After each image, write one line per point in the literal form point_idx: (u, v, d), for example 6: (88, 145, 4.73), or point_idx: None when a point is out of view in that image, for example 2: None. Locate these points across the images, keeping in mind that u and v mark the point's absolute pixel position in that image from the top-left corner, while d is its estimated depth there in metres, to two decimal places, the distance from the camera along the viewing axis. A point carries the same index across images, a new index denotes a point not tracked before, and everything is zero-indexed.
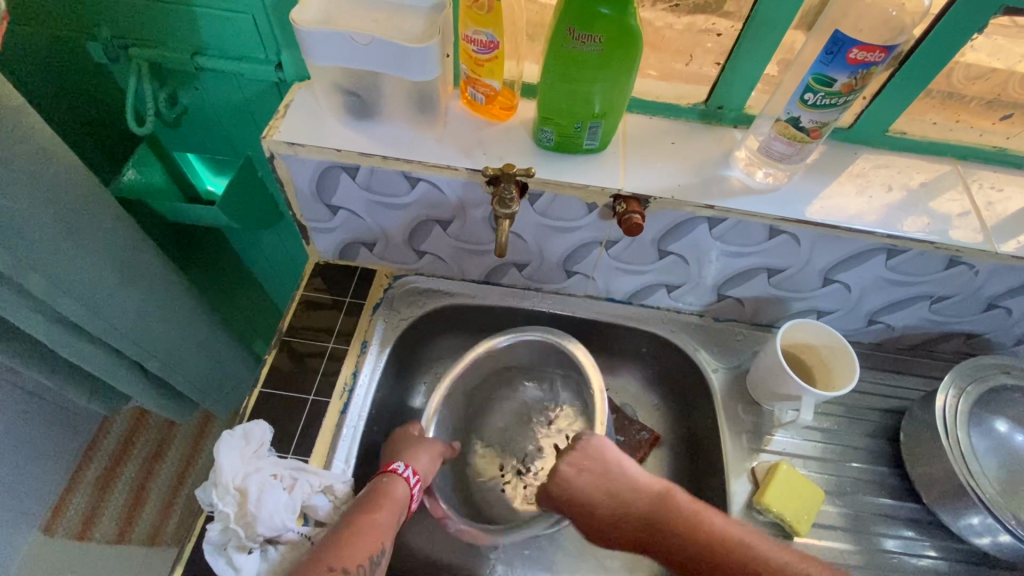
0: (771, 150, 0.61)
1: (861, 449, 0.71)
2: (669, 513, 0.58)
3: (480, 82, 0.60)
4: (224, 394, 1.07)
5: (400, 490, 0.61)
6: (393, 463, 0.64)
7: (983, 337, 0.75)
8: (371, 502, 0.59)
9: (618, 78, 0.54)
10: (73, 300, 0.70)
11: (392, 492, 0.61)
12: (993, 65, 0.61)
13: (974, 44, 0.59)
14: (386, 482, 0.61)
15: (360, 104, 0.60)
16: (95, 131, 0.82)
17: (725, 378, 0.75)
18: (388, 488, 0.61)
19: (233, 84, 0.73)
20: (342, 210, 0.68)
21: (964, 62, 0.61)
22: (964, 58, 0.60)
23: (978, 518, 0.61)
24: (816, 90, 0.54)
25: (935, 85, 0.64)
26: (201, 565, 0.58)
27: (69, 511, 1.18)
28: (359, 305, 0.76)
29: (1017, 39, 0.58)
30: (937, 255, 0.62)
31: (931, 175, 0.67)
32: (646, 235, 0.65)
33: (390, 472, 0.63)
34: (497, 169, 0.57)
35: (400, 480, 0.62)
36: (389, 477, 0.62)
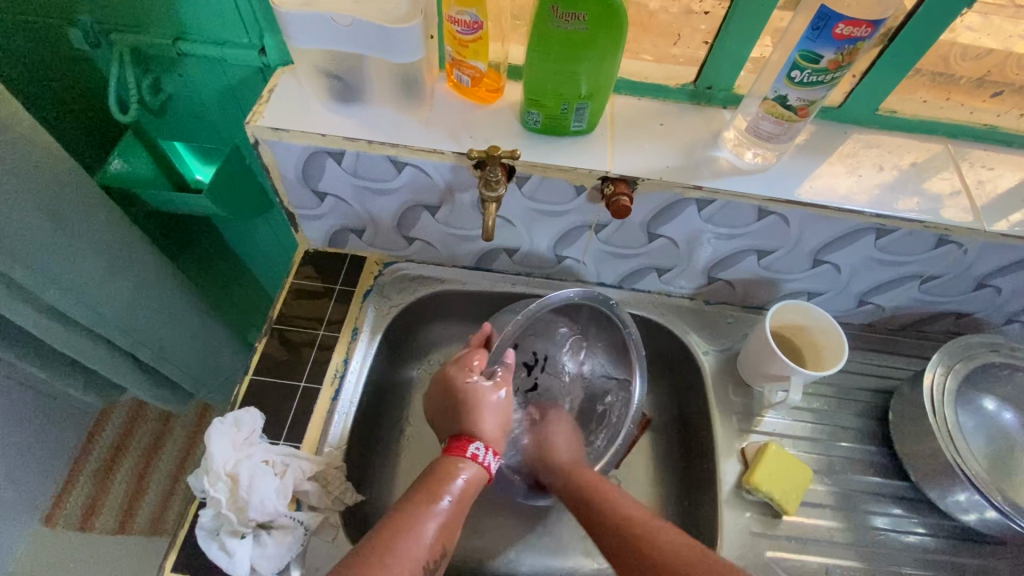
0: (759, 129, 0.60)
1: (850, 429, 0.72)
2: (570, 481, 0.66)
3: (466, 64, 0.59)
4: (218, 383, 1.08)
5: (476, 477, 0.58)
6: (472, 442, 0.59)
7: (973, 317, 0.75)
8: (437, 489, 0.55)
9: (605, 58, 0.54)
10: (61, 290, 0.70)
11: (463, 480, 0.57)
12: (992, 45, 0.61)
13: (967, 20, 0.59)
14: (458, 467, 0.58)
15: (344, 87, 0.59)
16: (80, 120, 0.81)
17: (716, 361, 0.75)
18: (458, 476, 0.57)
19: (216, 70, 0.72)
20: (329, 196, 0.68)
21: (962, 40, 0.61)
22: (955, 35, 0.60)
23: (965, 495, 0.62)
24: (803, 68, 0.53)
25: (925, 65, 0.63)
26: (196, 549, 0.58)
27: (69, 503, 1.18)
28: (349, 293, 0.76)
29: (1011, 18, 0.58)
30: (926, 235, 0.62)
31: (922, 155, 0.66)
32: (635, 218, 0.65)
33: (465, 457, 0.58)
34: (482, 152, 0.56)
35: (475, 466, 0.58)
36: (463, 463, 0.58)
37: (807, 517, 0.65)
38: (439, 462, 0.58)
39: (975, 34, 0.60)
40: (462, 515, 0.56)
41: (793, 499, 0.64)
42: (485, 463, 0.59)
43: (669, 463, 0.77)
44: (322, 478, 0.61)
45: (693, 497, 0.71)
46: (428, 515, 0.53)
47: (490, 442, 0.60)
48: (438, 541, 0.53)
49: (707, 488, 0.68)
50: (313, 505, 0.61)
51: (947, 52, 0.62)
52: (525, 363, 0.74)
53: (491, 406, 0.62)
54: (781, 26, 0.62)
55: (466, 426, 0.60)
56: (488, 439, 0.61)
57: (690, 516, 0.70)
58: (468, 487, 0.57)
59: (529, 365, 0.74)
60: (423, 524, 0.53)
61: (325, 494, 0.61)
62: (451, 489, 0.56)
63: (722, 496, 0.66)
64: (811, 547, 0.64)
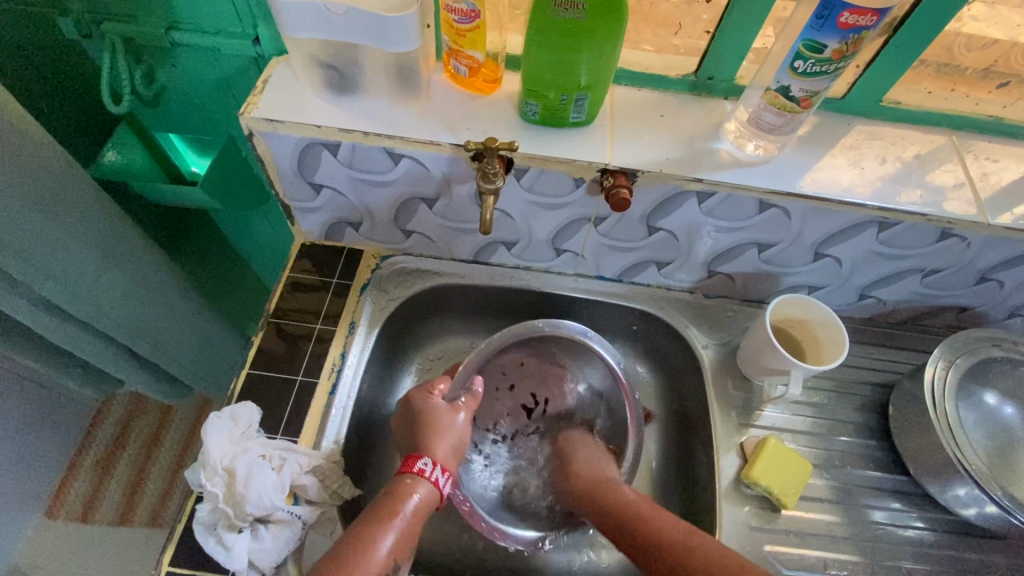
0: (761, 120, 0.59)
1: (850, 423, 0.71)
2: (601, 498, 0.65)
3: (463, 54, 0.58)
4: (217, 378, 1.08)
5: (427, 492, 0.59)
6: (417, 460, 0.61)
7: (975, 311, 0.74)
8: (389, 506, 0.56)
9: (605, 50, 0.53)
10: (56, 284, 0.69)
11: (416, 495, 0.58)
12: (997, 35, 0.60)
13: (974, 12, 0.59)
14: (411, 485, 0.59)
15: (339, 78, 0.59)
16: (72, 109, 0.79)
17: (716, 355, 0.75)
18: (411, 491, 0.59)
19: (210, 60, 0.71)
20: (326, 188, 0.67)
21: (967, 30, 0.60)
22: (964, 27, 0.60)
23: (965, 489, 0.61)
24: (806, 57, 0.52)
25: (933, 56, 0.63)
26: (194, 544, 0.58)
27: (71, 494, 1.19)
28: (346, 286, 0.75)
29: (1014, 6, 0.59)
30: (929, 228, 0.61)
31: (926, 147, 0.65)
32: (634, 211, 0.64)
33: (414, 472, 0.60)
34: (479, 144, 0.55)
35: (426, 483, 0.60)
36: (414, 479, 0.60)
37: (806, 512, 0.65)
38: (393, 481, 0.60)
39: (981, 24, 0.60)
40: (418, 530, 0.57)
41: (792, 494, 0.64)
42: (434, 478, 0.60)
43: (668, 457, 0.77)
44: (320, 473, 0.61)
45: (692, 491, 0.71)
46: (383, 528, 0.54)
47: (440, 460, 0.62)
48: (392, 554, 0.54)
49: (706, 482, 0.68)
50: (310, 499, 0.60)
51: (952, 41, 0.61)
52: (526, 406, 0.78)
53: (447, 426, 0.64)
54: (784, 15, 0.61)
55: (419, 444, 0.63)
56: (440, 457, 0.62)
57: (689, 510, 0.70)
58: (421, 502, 0.58)
59: (529, 408, 0.78)
60: (377, 538, 0.53)
61: (323, 489, 0.61)
62: (404, 505, 0.57)
63: (720, 491, 0.66)
64: (810, 541, 0.64)
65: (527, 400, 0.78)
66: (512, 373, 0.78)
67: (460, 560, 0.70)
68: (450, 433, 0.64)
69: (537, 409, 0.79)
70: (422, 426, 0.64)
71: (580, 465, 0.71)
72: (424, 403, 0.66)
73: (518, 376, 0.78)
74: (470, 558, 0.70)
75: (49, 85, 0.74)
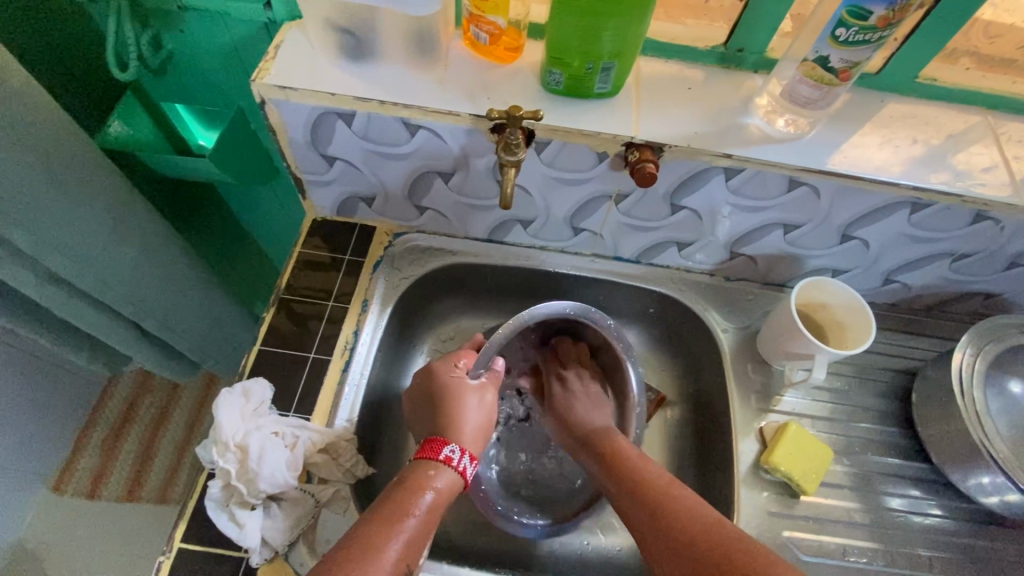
0: (796, 93, 0.57)
1: (871, 409, 0.70)
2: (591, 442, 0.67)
3: (484, 19, 0.56)
4: (224, 355, 1.07)
5: (449, 484, 0.56)
6: (444, 446, 0.58)
7: (1001, 297, 0.72)
8: (404, 502, 0.52)
9: (635, 16, 0.50)
10: (64, 257, 0.68)
11: (436, 489, 0.55)
12: (1012, 22, 0.63)
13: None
14: (432, 476, 0.56)
15: (355, 43, 0.56)
16: (74, 77, 0.76)
17: (735, 339, 0.73)
18: (429, 485, 0.55)
19: (220, 26, 0.69)
20: (339, 161, 0.65)
21: (987, 16, 0.62)
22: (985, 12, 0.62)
23: (988, 477, 0.60)
24: (849, 25, 0.50)
25: (958, 44, 0.64)
26: (205, 520, 0.57)
27: (78, 471, 1.19)
28: (359, 263, 0.74)
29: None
30: (962, 210, 0.59)
31: (961, 127, 0.63)
32: (658, 188, 0.62)
33: (439, 461, 0.57)
34: (503, 113, 0.53)
35: (449, 471, 0.57)
36: (437, 470, 0.56)
37: (823, 497, 0.64)
38: (410, 473, 0.56)
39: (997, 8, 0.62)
40: (433, 530, 0.53)
41: (812, 480, 0.63)
42: (460, 466, 0.58)
43: (682, 441, 0.76)
44: (334, 451, 0.60)
45: (706, 476, 0.70)
46: (398, 527, 0.50)
47: (468, 448, 0.60)
48: (405, 557, 0.49)
49: (723, 467, 0.67)
50: (322, 477, 0.59)
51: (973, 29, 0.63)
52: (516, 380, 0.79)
53: (472, 406, 0.62)
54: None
55: (443, 427, 0.60)
56: (468, 443, 0.60)
57: (705, 494, 0.70)
58: (440, 496, 0.55)
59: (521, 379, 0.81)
60: (391, 537, 0.49)
61: (336, 467, 0.60)
62: (421, 501, 0.53)
63: (739, 476, 0.64)
64: (828, 528, 0.62)
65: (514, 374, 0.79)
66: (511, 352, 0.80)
67: (471, 541, 0.68)
68: (481, 412, 0.62)
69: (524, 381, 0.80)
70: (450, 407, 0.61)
71: (579, 415, 0.71)
72: (452, 377, 0.63)
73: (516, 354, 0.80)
74: (482, 536, 0.69)
75: (54, 54, 0.72)
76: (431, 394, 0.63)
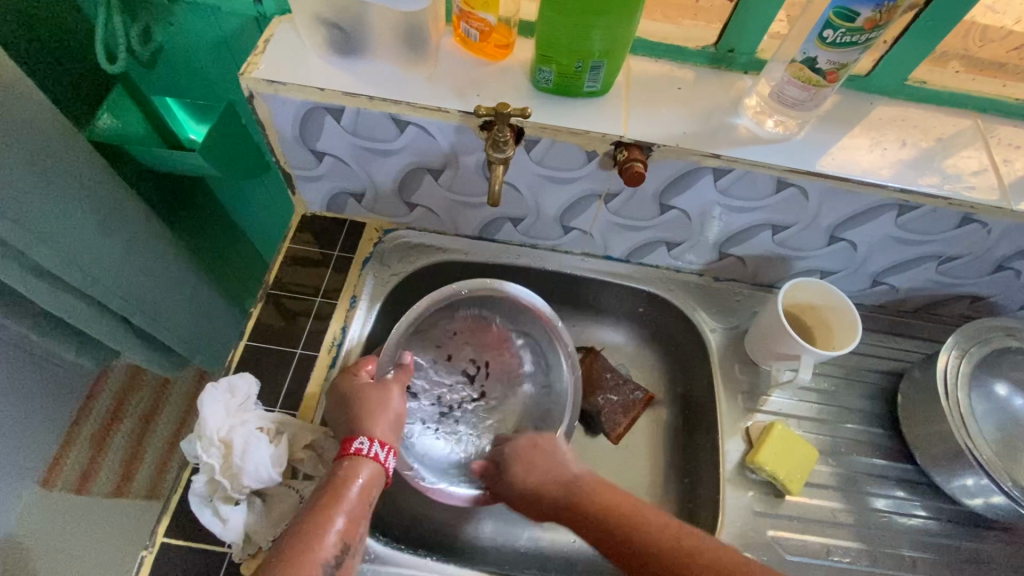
0: (783, 94, 0.57)
1: (857, 411, 0.70)
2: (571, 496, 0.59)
3: (474, 16, 0.56)
4: (215, 350, 1.06)
5: (373, 472, 0.56)
6: (353, 441, 0.56)
7: (988, 301, 0.73)
8: (334, 491, 0.53)
9: (624, 15, 0.50)
10: (51, 250, 0.67)
11: (361, 478, 0.55)
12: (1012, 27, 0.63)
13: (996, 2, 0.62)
14: (352, 467, 0.55)
15: (344, 38, 0.56)
16: (61, 68, 0.75)
17: (723, 339, 0.73)
18: (356, 472, 0.55)
19: (210, 19, 0.69)
20: (328, 156, 0.65)
21: (984, 20, 0.63)
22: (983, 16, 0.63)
23: (972, 479, 0.61)
24: (836, 27, 0.50)
25: (952, 47, 0.64)
26: (189, 515, 0.57)
27: (67, 466, 1.18)
28: (348, 259, 0.73)
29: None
30: (949, 213, 0.60)
31: (951, 130, 0.63)
32: (647, 187, 0.62)
33: (351, 455, 0.56)
34: (491, 109, 0.52)
35: (367, 461, 0.56)
36: (353, 462, 0.56)
37: (809, 497, 0.64)
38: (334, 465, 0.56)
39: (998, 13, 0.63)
40: (369, 510, 0.54)
41: (797, 480, 0.63)
42: (373, 455, 0.56)
43: (670, 441, 0.76)
44: (318, 447, 0.60)
45: (693, 476, 0.70)
46: (332, 514, 0.51)
47: (379, 435, 0.58)
48: (344, 535, 0.51)
49: (710, 468, 0.67)
50: (306, 473, 0.59)
51: (970, 31, 0.64)
52: (467, 374, 0.74)
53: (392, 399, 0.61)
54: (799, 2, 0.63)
55: (355, 423, 0.58)
56: (379, 433, 0.58)
57: (690, 493, 0.70)
58: (367, 481, 0.55)
59: (472, 373, 0.75)
60: (327, 522, 0.51)
61: (321, 463, 0.59)
62: (351, 487, 0.54)
63: (724, 475, 0.65)
64: (813, 528, 0.63)
65: (466, 368, 0.75)
66: (449, 343, 0.75)
67: (457, 537, 0.68)
68: (388, 408, 0.60)
69: (478, 376, 0.75)
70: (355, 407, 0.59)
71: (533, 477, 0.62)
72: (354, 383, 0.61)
73: (457, 345, 0.75)
74: (468, 532, 0.69)
75: (46, 48, 0.72)
76: (336, 400, 0.60)
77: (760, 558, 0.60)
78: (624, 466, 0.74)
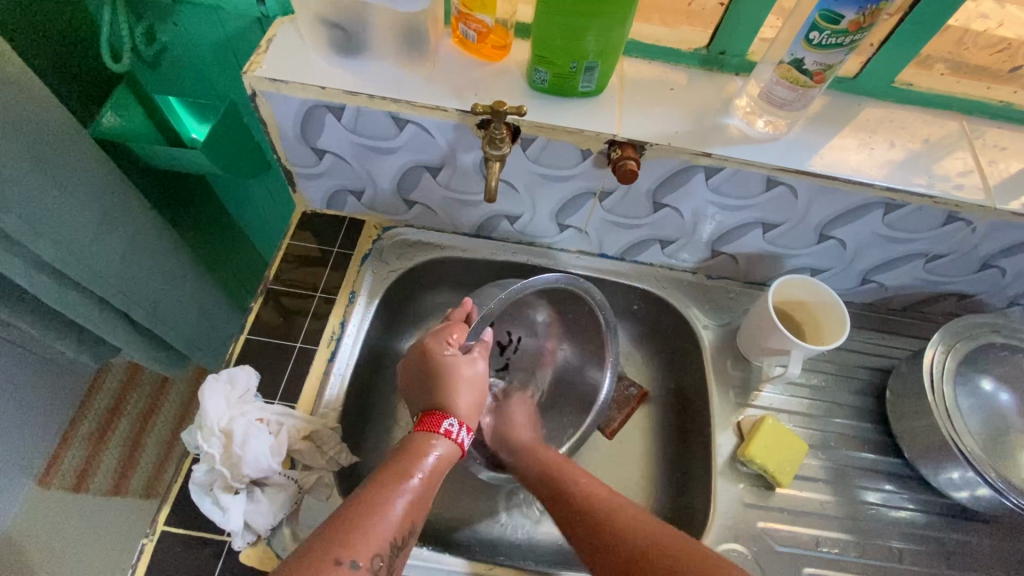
0: (772, 95, 0.59)
1: (847, 406, 0.72)
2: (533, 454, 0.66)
3: (472, 18, 0.57)
4: (214, 346, 1.07)
5: (449, 452, 0.56)
6: (443, 420, 0.57)
7: (975, 299, 0.74)
8: (407, 466, 0.53)
9: (618, 16, 0.52)
10: (54, 245, 0.68)
11: (435, 455, 0.55)
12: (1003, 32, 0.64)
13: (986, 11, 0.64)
14: (432, 443, 0.56)
15: (346, 38, 0.57)
16: (67, 66, 0.77)
17: (715, 335, 0.75)
18: (429, 451, 0.55)
19: (213, 19, 0.70)
20: (328, 154, 0.66)
21: (978, 27, 0.64)
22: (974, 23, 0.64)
23: (958, 472, 0.62)
24: (821, 29, 0.51)
25: (943, 52, 0.66)
26: (189, 505, 0.58)
27: (65, 463, 1.19)
28: (347, 256, 0.75)
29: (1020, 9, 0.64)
30: (934, 211, 0.61)
31: (938, 132, 0.65)
32: (641, 185, 0.64)
33: (439, 432, 0.56)
34: (488, 107, 0.54)
35: (447, 441, 0.57)
36: (436, 439, 0.56)
37: (799, 490, 0.65)
38: (410, 439, 0.57)
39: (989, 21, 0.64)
40: (434, 492, 0.54)
41: (787, 472, 0.64)
42: (459, 438, 0.57)
43: (664, 436, 0.77)
44: (318, 438, 0.60)
45: (686, 470, 0.71)
46: (399, 489, 0.51)
47: (466, 419, 0.59)
48: (406, 517, 0.50)
49: (702, 461, 0.69)
50: (306, 464, 0.60)
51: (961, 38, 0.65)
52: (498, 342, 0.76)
53: (466, 379, 0.59)
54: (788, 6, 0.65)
55: (439, 403, 0.58)
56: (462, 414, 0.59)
57: (683, 486, 0.71)
58: (440, 461, 0.55)
59: (502, 344, 0.76)
60: (391, 501, 0.50)
61: (320, 455, 0.61)
62: (421, 465, 0.54)
63: (716, 468, 0.66)
64: (802, 519, 0.64)
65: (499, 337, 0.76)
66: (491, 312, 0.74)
67: (453, 529, 0.69)
68: (476, 388, 0.60)
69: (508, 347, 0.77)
70: (443, 380, 0.59)
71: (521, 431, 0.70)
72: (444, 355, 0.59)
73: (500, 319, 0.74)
74: (464, 524, 0.70)
75: (52, 47, 0.74)
76: (422, 369, 0.60)
77: (751, 549, 0.61)
78: (618, 461, 0.75)
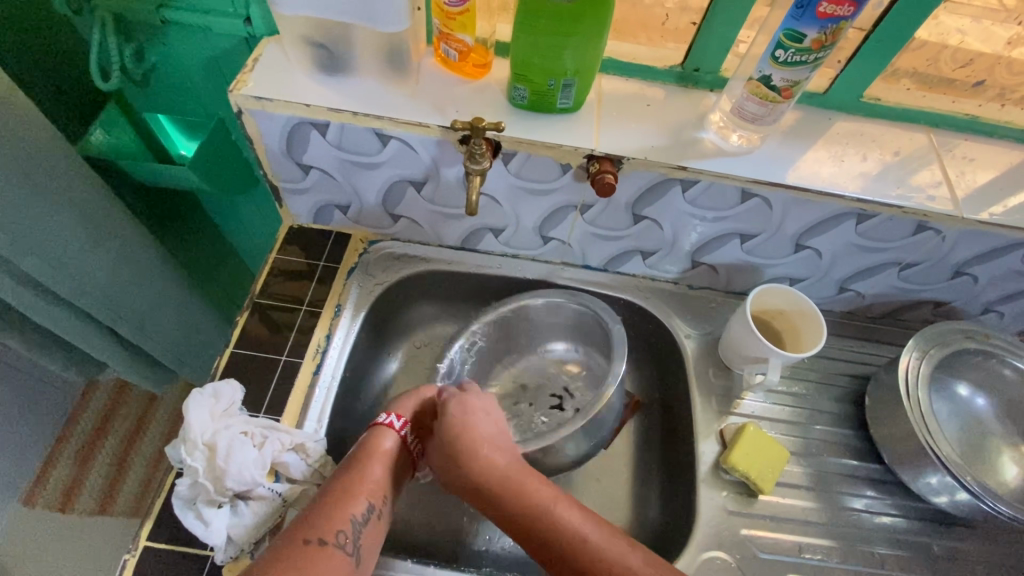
0: (743, 110, 0.61)
1: (828, 413, 0.73)
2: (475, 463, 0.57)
3: (453, 37, 0.59)
4: (202, 360, 1.06)
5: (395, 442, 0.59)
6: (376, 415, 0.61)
7: (950, 306, 0.76)
8: (362, 458, 0.57)
9: (593, 34, 0.53)
10: (40, 261, 0.69)
11: (385, 448, 0.58)
12: (982, 48, 0.64)
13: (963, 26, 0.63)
14: (373, 437, 0.58)
15: (330, 58, 0.59)
16: (56, 87, 0.78)
17: (698, 345, 0.76)
18: (378, 444, 0.58)
19: (201, 40, 0.72)
20: (314, 169, 0.67)
21: (954, 42, 0.64)
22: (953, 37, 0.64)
23: (936, 477, 0.63)
24: (787, 47, 0.53)
25: (922, 68, 0.67)
26: (172, 520, 0.58)
27: (50, 482, 1.17)
28: (333, 269, 0.76)
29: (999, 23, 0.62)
30: (905, 220, 0.63)
31: (906, 144, 0.67)
32: (620, 198, 0.65)
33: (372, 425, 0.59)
34: (467, 124, 0.56)
35: (390, 431, 0.59)
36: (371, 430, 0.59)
37: (781, 497, 0.66)
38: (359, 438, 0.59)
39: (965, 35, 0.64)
40: (394, 476, 0.58)
41: (768, 480, 0.65)
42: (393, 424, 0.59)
43: (649, 445, 0.77)
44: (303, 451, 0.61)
45: (672, 479, 0.71)
46: (357, 478, 0.55)
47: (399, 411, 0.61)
48: (369, 497, 0.54)
49: (686, 470, 0.69)
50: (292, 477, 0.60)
51: (938, 54, 0.65)
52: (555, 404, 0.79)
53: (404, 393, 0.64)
54: None
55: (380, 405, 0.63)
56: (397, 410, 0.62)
57: (668, 494, 0.71)
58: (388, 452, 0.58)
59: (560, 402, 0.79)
60: (352, 491, 0.54)
61: (307, 468, 0.60)
62: (376, 454, 0.57)
63: (699, 476, 0.67)
64: (785, 526, 0.64)
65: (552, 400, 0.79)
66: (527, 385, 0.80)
67: (436, 543, 0.69)
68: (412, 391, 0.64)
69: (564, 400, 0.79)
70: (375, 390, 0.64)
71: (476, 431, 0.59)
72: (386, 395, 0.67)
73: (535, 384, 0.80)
74: (448, 536, 0.70)
75: (42, 68, 0.75)
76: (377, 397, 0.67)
77: (734, 556, 0.62)
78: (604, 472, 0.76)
